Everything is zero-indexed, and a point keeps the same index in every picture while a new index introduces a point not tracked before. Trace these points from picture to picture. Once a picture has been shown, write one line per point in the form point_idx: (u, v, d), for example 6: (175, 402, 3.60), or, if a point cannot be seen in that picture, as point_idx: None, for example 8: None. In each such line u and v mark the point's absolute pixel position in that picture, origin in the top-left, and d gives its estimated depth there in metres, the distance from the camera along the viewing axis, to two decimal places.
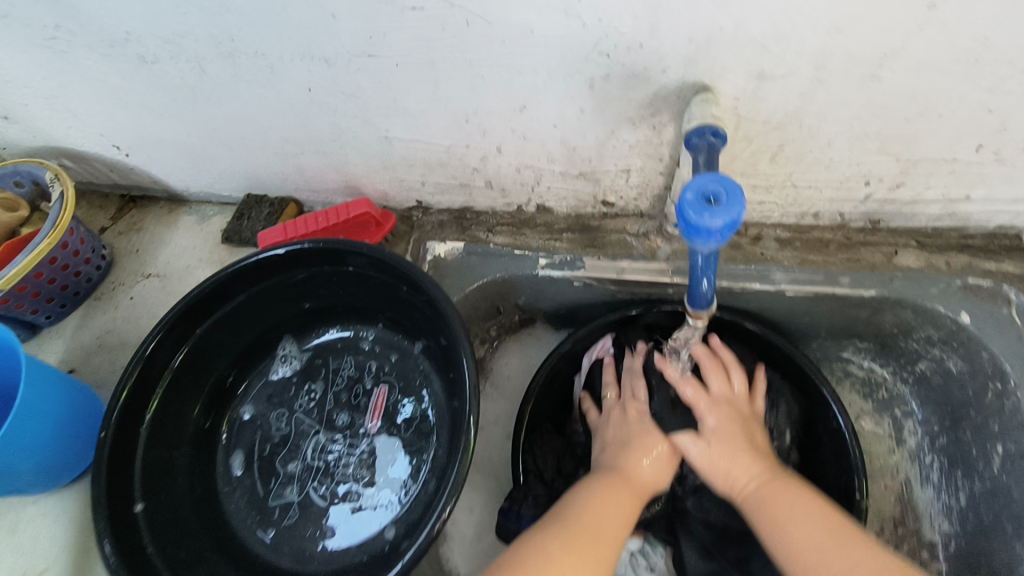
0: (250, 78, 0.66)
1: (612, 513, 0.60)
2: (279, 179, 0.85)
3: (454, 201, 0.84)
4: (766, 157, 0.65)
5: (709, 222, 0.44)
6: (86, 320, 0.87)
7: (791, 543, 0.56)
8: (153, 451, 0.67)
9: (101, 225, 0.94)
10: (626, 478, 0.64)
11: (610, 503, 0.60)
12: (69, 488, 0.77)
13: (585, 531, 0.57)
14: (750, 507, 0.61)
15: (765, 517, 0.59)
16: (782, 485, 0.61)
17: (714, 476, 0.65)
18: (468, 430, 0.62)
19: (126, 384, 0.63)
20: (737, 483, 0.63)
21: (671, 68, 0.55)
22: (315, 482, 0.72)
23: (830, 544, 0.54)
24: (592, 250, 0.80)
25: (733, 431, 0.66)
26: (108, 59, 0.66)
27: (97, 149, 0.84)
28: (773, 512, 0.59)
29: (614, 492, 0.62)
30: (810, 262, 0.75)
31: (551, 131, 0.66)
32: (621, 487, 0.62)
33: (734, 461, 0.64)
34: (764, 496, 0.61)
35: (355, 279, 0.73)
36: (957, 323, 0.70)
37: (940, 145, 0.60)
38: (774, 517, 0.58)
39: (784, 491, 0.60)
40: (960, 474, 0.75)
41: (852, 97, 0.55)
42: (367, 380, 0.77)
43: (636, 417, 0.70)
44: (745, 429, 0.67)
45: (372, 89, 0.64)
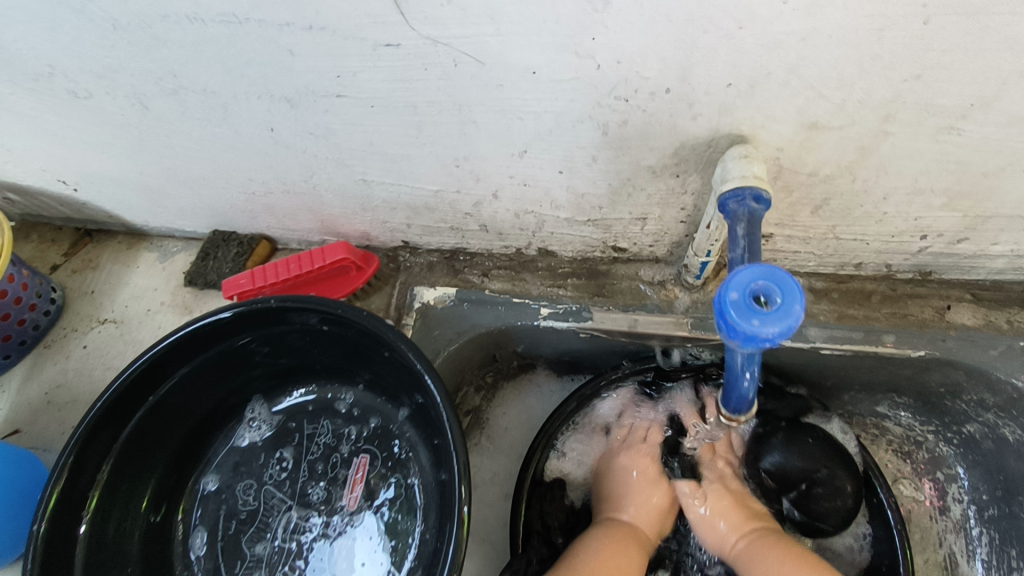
0: (201, 116, 0.56)
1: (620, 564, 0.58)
2: (246, 217, 0.75)
3: (444, 242, 0.74)
4: (808, 209, 0.55)
5: (758, 328, 0.35)
6: (34, 372, 0.78)
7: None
8: (98, 541, 0.58)
9: (52, 262, 0.85)
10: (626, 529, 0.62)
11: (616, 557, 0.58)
12: (13, 567, 0.69)
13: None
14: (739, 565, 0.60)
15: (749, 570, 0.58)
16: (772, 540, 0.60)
17: (708, 534, 0.64)
18: (460, 502, 0.55)
19: (64, 470, 0.55)
20: (723, 540, 0.63)
21: (703, 117, 0.45)
22: (286, 567, 0.64)
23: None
24: (600, 300, 0.70)
25: (727, 501, 0.64)
26: (33, 93, 0.56)
27: (39, 183, 0.74)
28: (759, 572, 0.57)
29: (620, 546, 0.60)
30: (850, 317, 0.66)
31: (555, 177, 0.56)
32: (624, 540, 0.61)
33: (730, 517, 0.63)
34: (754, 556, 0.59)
35: (329, 339, 0.64)
36: (1019, 391, 0.62)
37: (1018, 202, 0.51)
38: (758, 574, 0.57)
39: (767, 547, 0.59)
40: (1014, 553, 0.67)
41: (921, 150, 0.46)
42: (346, 447, 0.68)
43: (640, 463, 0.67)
44: (743, 501, 0.65)
45: (345, 131, 0.54)
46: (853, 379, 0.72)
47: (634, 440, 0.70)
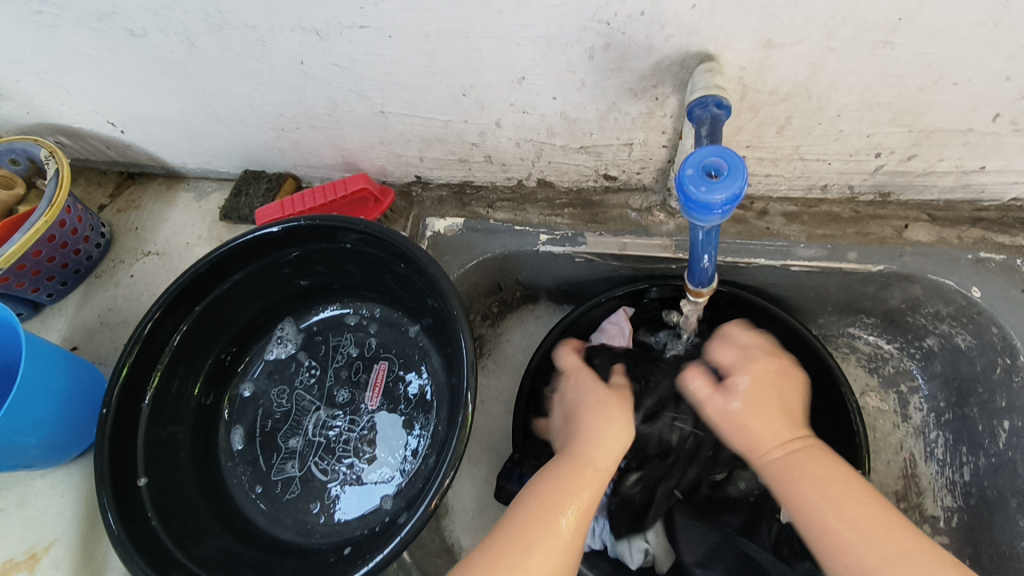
0: (241, 51, 0.64)
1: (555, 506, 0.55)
2: (275, 155, 0.83)
3: (453, 176, 0.82)
4: (773, 129, 0.63)
5: (706, 193, 0.42)
6: (88, 298, 0.87)
7: (826, 522, 0.51)
8: (155, 427, 0.67)
9: (100, 203, 0.93)
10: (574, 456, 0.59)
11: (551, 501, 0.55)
12: (75, 463, 0.78)
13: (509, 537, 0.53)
14: (772, 476, 0.58)
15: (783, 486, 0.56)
16: (807, 456, 0.57)
17: (738, 436, 0.61)
18: (465, 405, 0.63)
19: (127, 361, 0.63)
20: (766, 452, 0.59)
21: (674, 37, 0.53)
22: (316, 457, 0.72)
23: (858, 533, 0.50)
24: (594, 226, 0.78)
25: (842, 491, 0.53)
26: (95, 33, 0.65)
27: (92, 126, 0.83)
28: (788, 467, 0.57)
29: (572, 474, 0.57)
30: (818, 236, 0.73)
31: (550, 103, 0.64)
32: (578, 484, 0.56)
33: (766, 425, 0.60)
34: (793, 469, 0.56)
35: (351, 256, 0.72)
36: (968, 299, 0.69)
37: (954, 116, 0.58)
38: (783, 475, 0.56)
39: (813, 462, 0.56)
40: (964, 450, 0.75)
41: (863, 65, 0.53)
42: (367, 357, 0.77)
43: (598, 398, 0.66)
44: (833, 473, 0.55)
45: (366, 62, 0.62)
46: (823, 297, 0.79)
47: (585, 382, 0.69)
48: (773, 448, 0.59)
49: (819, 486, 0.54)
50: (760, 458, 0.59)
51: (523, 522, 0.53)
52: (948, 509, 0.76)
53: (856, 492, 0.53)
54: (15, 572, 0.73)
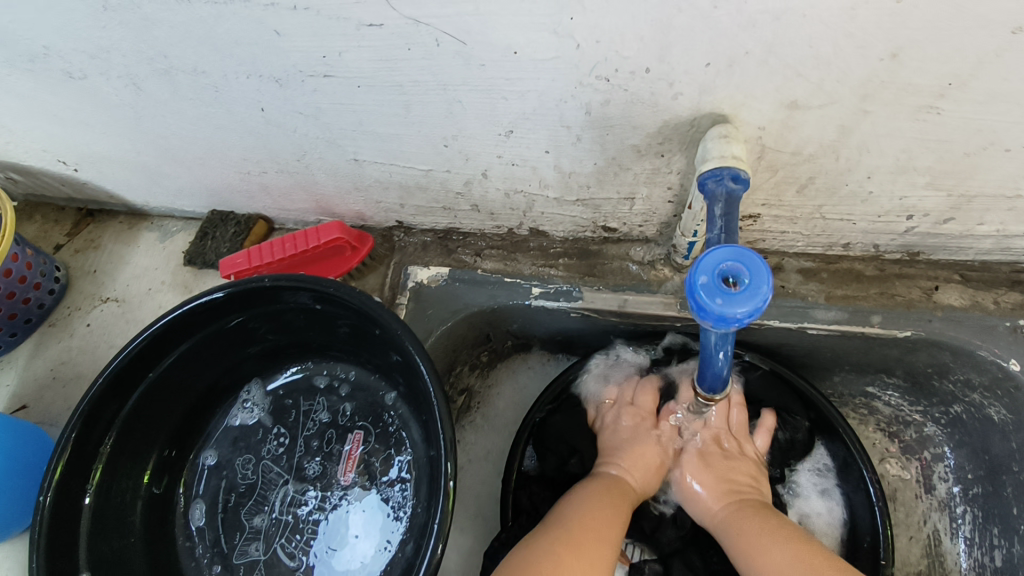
0: (193, 96, 0.57)
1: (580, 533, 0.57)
2: (243, 197, 0.76)
3: (437, 222, 0.75)
4: (793, 188, 0.56)
5: (723, 307, 0.35)
6: (40, 349, 0.80)
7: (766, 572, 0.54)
8: (103, 511, 0.61)
9: (56, 242, 0.86)
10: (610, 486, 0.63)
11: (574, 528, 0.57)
12: (21, 538, 0.71)
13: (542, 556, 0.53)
14: (722, 535, 0.61)
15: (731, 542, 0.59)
16: (751, 513, 0.61)
17: (696, 507, 0.66)
18: (446, 479, 0.56)
19: (67, 443, 0.57)
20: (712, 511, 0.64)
21: (683, 96, 0.45)
22: (282, 539, 0.66)
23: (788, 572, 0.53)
24: (591, 280, 0.71)
25: (773, 544, 0.56)
26: (29, 74, 0.57)
27: (42, 164, 0.76)
28: (732, 527, 0.60)
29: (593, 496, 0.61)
30: (839, 297, 0.66)
31: (542, 157, 0.57)
32: (595, 502, 0.60)
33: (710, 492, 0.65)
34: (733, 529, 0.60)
35: (319, 317, 0.65)
36: (1004, 372, 0.62)
37: (1001, 181, 0.51)
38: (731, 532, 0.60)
39: (751, 519, 0.60)
40: (996, 531, 0.68)
41: (902, 129, 0.46)
42: (341, 425, 0.70)
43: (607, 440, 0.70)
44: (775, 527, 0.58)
45: (334, 110, 0.55)
46: (841, 359, 0.72)
47: (622, 402, 0.72)
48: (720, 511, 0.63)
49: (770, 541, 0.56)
50: (710, 520, 0.64)
51: (542, 543, 0.54)
52: None
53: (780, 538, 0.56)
54: None
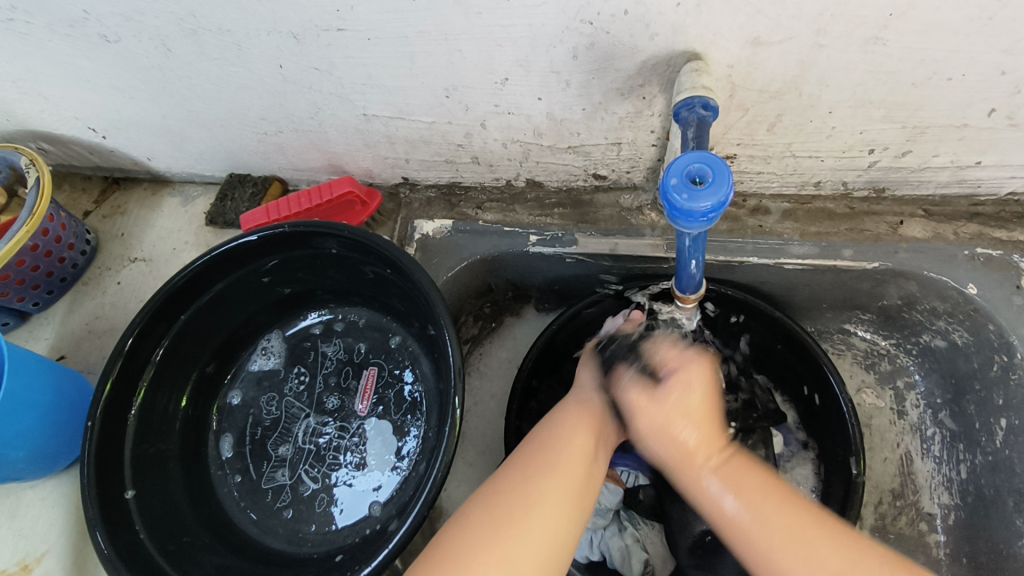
0: (217, 56, 0.62)
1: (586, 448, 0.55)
2: (260, 159, 0.82)
3: (441, 177, 0.81)
4: (764, 126, 0.61)
5: (688, 201, 0.41)
6: (75, 306, 0.86)
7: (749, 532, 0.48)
8: (144, 438, 0.67)
9: (84, 209, 0.92)
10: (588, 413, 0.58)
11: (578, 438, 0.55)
12: (66, 473, 0.77)
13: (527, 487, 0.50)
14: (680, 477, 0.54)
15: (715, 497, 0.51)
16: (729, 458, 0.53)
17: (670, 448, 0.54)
18: (453, 407, 0.61)
19: (111, 373, 0.63)
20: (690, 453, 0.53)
21: (658, 36, 0.51)
22: (306, 465, 0.72)
23: (780, 535, 0.46)
24: (584, 226, 0.77)
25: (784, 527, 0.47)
26: (69, 40, 0.63)
27: (73, 132, 0.82)
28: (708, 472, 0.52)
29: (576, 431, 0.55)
30: (812, 234, 0.72)
31: (535, 104, 0.62)
32: (579, 431, 0.55)
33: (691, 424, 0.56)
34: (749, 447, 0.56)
35: (338, 262, 0.71)
36: (964, 296, 0.68)
37: (949, 111, 0.56)
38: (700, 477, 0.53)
39: (735, 466, 0.52)
40: (961, 448, 0.74)
41: (854, 61, 0.52)
42: (357, 362, 0.76)
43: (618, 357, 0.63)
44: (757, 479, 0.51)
45: (346, 64, 0.61)
46: (818, 295, 0.78)
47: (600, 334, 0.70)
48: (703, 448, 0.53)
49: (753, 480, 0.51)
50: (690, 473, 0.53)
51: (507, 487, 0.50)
52: (944, 507, 0.75)
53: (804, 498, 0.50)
54: None
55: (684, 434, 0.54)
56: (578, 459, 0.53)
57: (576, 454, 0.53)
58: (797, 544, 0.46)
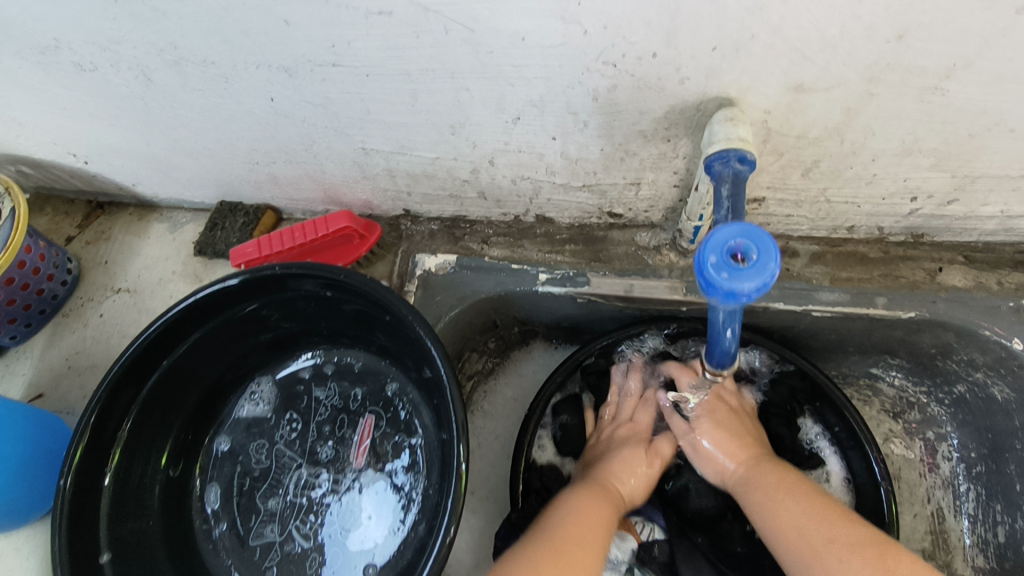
0: (203, 87, 0.57)
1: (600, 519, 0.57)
2: (252, 187, 0.77)
3: (444, 210, 0.76)
4: (799, 171, 0.56)
5: (729, 282, 0.36)
6: (54, 340, 0.81)
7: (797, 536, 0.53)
8: (123, 495, 0.62)
9: (66, 233, 0.87)
10: (604, 488, 0.62)
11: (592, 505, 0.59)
12: (41, 521, 0.73)
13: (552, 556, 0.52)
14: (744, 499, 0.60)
15: (769, 520, 0.56)
16: (769, 469, 0.61)
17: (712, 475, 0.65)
18: (458, 469, 0.57)
19: (87, 428, 0.58)
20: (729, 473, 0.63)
21: (690, 80, 0.46)
22: (297, 521, 0.67)
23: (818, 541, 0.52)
24: (597, 265, 0.72)
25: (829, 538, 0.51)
26: (41, 67, 0.58)
27: (52, 157, 0.77)
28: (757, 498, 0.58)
29: (591, 499, 0.60)
30: (843, 280, 0.67)
31: (549, 143, 0.57)
32: (600, 503, 0.59)
33: (728, 454, 0.64)
34: (743, 489, 0.61)
35: (332, 304, 0.66)
36: (1008, 351, 0.63)
37: (1006, 162, 0.51)
38: (756, 501, 0.58)
39: (771, 479, 0.59)
40: (998, 508, 0.69)
41: (907, 110, 0.46)
42: (352, 409, 0.71)
43: (630, 453, 0.67)
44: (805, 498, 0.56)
45: (342, 100, 0.55)
46: (846, 341, 0.73)
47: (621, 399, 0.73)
48: (741, 470, 0.62)
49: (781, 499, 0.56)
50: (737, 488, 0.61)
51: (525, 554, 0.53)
52: (978, 569, 0.71)
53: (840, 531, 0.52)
54: None
55: (729, 465, 0.63)
56: (593, 532, 0.56)
57: (590, 524, 0.56)
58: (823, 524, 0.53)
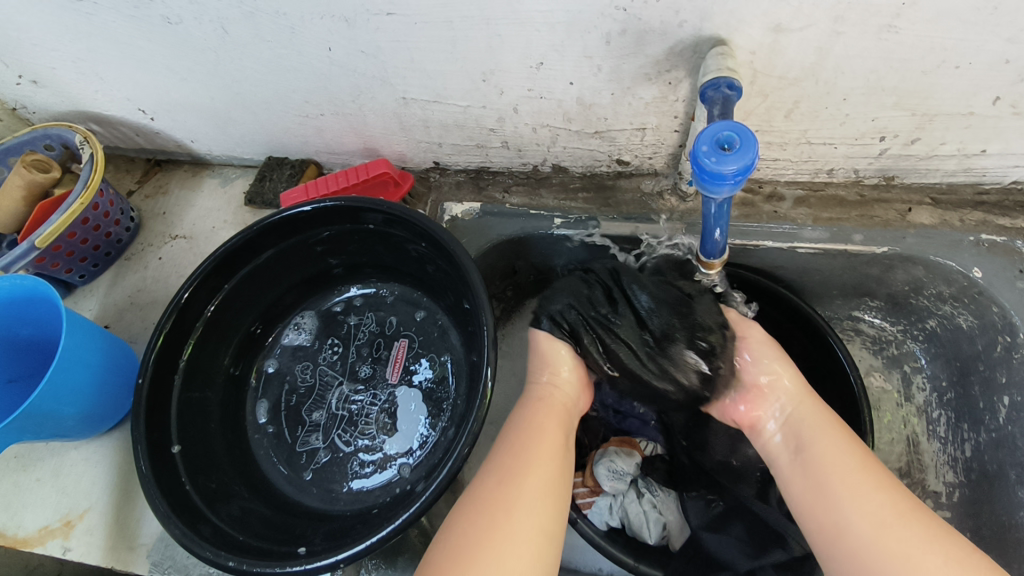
0: (271, 39, 0.67)
1: (553, 436, 0.60)
2: (299, 142, 0.86)
3: (471, 162, 0.85)
4: (782, 113, 0.65)
5: (717, 165, 0.45)
6: (118, 280, 0.90)
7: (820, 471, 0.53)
8: (189, 400, 0.71)
9: (128, 188, 0.97)
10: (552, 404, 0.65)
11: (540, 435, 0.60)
12: (107, 435, 0.81)
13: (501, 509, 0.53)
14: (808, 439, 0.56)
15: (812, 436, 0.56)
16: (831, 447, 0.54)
17: (793, 406, 0.60)
18: (485, 379, 0.64)
19: (161, 335, 0.67)
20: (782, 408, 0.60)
21: (687, 23, 0.55)
22: (339, 430, 0.76)
23: (845, 484, 0.51)
24: (607, 210, 0.81)
25: (835, 456, 0.53)
26: (133, 21, 0.68)
27: (123, 114, 0.86)
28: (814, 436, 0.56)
29: (545, 486, 0.55)
30: (824, 219, 0.75)
31: (567, 89, 0.67)
32: (540, 468, 0.57)
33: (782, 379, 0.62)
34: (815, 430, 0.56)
35: (373, 238, 0.75)
36: (969, 279, 0.71)
37: (956, 99, 0.60)
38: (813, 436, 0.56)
39: (824, 435, 0.56)
40: (966, 427, 0.77)
41: (868, 48, 0.56)
42: (388, 335, 0.80)
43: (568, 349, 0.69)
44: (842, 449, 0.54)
45: (392, 48, 0.65)
46: (829, 280, 0.81)
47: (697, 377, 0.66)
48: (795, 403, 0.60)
49: (835, 446, 0.54)
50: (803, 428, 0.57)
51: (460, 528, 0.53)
52: (949, 484, 0.79)
53: (858, 462, 0.52)
54: (51, 538, 0.76)
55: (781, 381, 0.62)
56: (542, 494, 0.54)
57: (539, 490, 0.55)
58: (854, 492, 0.50)
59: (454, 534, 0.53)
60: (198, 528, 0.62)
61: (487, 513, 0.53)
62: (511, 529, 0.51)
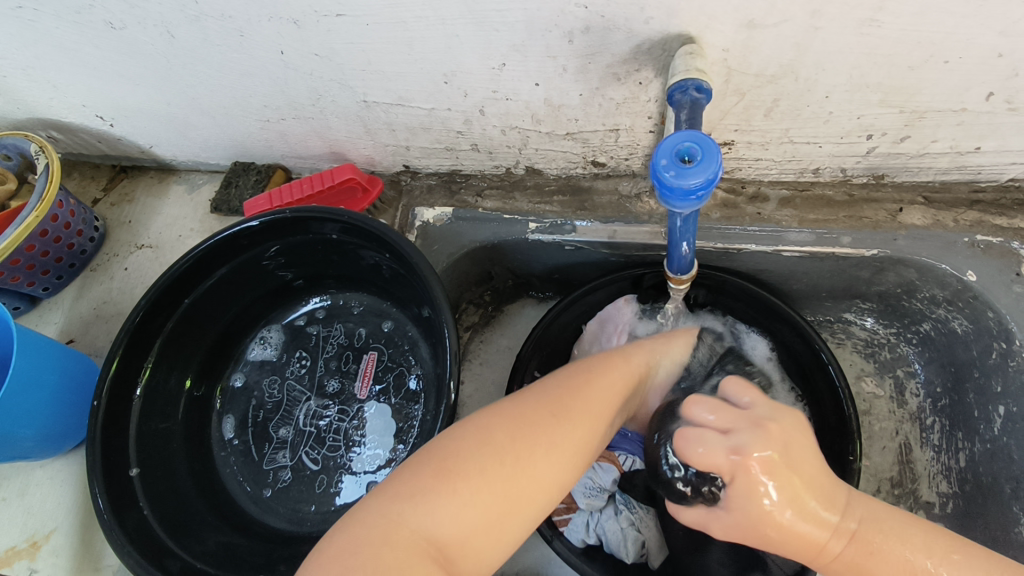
0: (220, 43, 0.63)
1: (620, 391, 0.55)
2: (264, 146, 0.83)
3: (441, 165, 0.81)
4: (761, 112, 0.61)
5: (678, 180, 0.42)
6: (84, 292, 0.88)
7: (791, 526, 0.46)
8: (149, 420, 0.69)
9: (93, 196, 0.94)
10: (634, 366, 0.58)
11: (613, 380, 0.54)
12: (73, 453, 0.79)
13: (548, 435, 0.47)
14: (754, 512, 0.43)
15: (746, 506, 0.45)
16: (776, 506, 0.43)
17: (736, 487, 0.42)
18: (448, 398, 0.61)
19: (116, 355, 0.65)
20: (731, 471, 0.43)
21: (653, 20, 0.51)
22: (307, 447, 0.73)
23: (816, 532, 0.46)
24: (583, 213, 0.77)
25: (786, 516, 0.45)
26: (75, 27, 0.64)
27: (82, 121, 0.83)
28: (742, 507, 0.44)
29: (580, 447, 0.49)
30: (811, 221, 0.71)
31: (533, 90, 0.63)
32: (589, 427, 0.50)
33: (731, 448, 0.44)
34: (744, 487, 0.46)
35: (337, 248, 0.72)
36: (963, 283, 0.67)
37: (947, 95, 0.56)
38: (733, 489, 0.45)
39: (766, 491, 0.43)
40: (960, 436, 0.74)
41: (849, 44, 0.52)
42: (357, 347, 0.77)
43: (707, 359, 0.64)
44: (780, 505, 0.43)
45: (346, 51, 0.61)
46: (817, 283, 0.77)
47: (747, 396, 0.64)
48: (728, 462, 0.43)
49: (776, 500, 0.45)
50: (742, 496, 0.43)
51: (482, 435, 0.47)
52: (943, 495, 0.75)
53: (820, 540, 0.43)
54: (16, 561, 0.75)
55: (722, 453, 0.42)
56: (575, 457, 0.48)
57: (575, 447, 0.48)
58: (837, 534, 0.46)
59: (488, 430, 0.47)
60: (161, 562, 0.60)
61: (520, 441, 0.46)
62: (534, 470, 0.46)
